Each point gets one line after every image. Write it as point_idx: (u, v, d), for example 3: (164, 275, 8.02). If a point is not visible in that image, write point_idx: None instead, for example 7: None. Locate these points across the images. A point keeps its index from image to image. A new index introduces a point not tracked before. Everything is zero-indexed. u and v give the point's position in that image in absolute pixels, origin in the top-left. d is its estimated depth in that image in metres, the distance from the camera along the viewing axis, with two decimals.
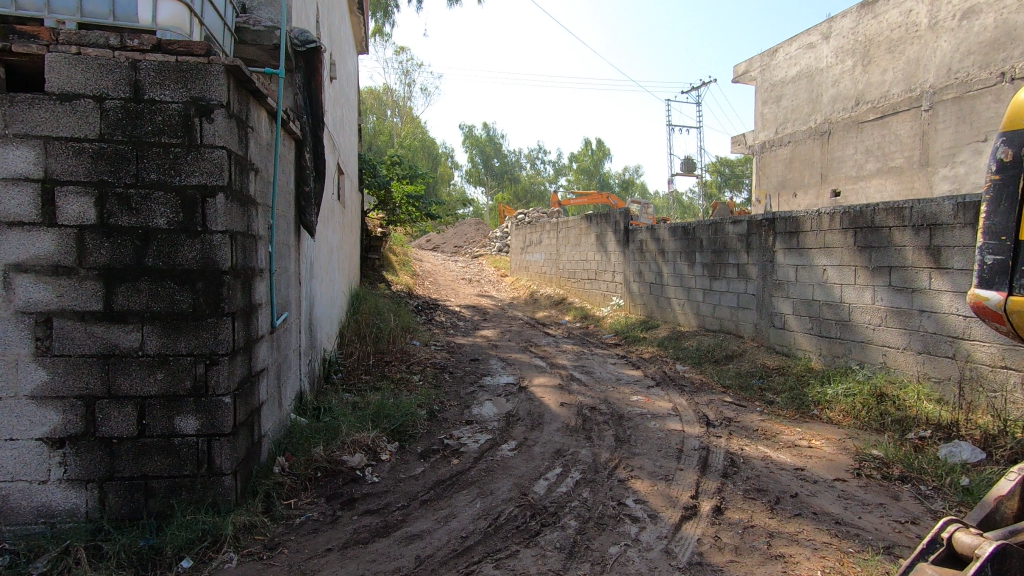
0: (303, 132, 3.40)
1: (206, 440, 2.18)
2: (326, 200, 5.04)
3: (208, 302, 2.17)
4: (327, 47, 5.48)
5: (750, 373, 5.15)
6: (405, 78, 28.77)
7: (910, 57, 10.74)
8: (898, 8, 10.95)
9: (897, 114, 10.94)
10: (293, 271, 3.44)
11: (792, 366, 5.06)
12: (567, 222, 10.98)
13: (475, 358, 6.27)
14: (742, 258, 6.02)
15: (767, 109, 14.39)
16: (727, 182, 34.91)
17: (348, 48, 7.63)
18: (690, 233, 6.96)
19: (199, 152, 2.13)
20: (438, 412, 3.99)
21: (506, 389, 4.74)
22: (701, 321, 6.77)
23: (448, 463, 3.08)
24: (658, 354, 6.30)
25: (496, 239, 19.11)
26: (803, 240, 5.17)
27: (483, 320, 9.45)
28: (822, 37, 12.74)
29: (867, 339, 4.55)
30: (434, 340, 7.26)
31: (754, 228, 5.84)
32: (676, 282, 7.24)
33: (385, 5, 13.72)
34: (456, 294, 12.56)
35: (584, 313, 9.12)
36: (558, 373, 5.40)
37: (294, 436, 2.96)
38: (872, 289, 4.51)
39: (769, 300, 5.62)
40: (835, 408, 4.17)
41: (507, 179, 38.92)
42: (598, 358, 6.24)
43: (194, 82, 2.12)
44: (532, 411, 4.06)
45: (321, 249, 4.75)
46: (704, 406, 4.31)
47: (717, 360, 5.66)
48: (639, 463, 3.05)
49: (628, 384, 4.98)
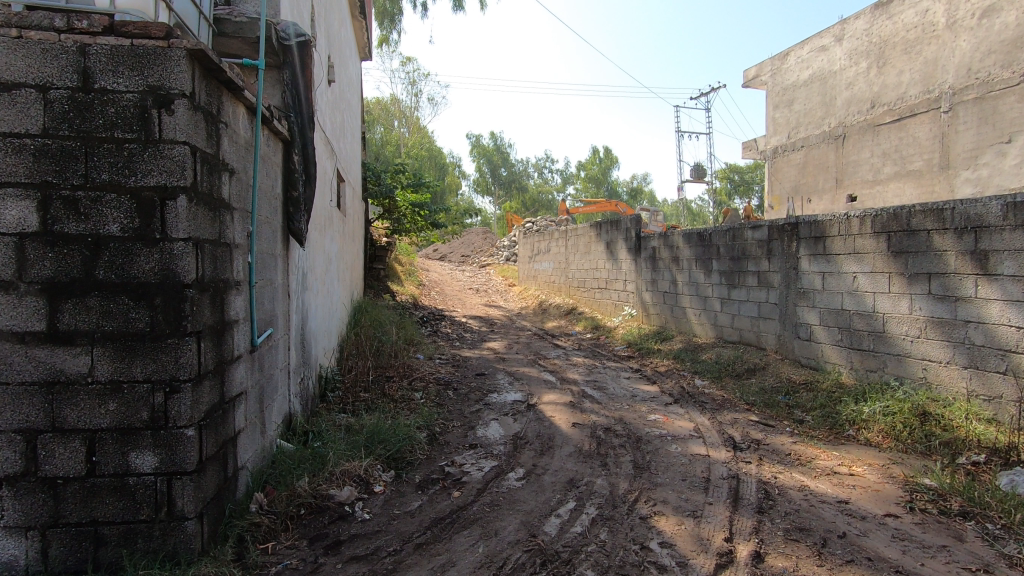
0: (290, 133, 3.16)
1: (165, 480, 1.89)
2: (322, 207, 4.78)
3: (168, 320, 1.88)
4: (325, 49, 5.25)
5: (775, 389, 4.80)
6: (411, 88, 28.75)
7: (927, 58, 10.40)
8: (914, 8, 10.61)
9: (915, 117, 10.57)
10: (281, 283, 3.17)
11: (821, 381, 4.70)
12: (576, 230, 10.68)
13: (482, 373, 5.96)
14: (763, 266, 5.69)
15: (778, 113, 14.05)
16: (737, 189, 34.57)
17: (348, 52, 7.42)
18: (707, 239, 6.63)
19: (157, 149, 1.86)
20: (439, 434, 3.69)
21: (513, 408, 4.43)
22: (719, 332, 6.43)
23: (448, 496, 2.77)
24: (674, 367, 5.96)
25: (503, 248, 18.86)
26: (830, 245, 4.83)
27: (490, 331, 9.15)
28: (835, 39, 12.42)
29: (904, 352, 4.19)
30: (439, 353, 6.96)
31: (775, 233, 5.51)
32: (691, 291, 6.91)
33: (390, 13, 13.58)
34: (463, 304, 12.28)
35: (595, 323, 8.80)
36: (568, 389, 5.08)
37: (277, 466, 2.67)
38: (909, 297, 4.16)
39: (793, 310, 5.28)
40: (873, 429, 3.81)
41: (514, 188, 38.77)
42: (610, 372, 5.91)
43: (152, 69, 1.85)
44: (542, 433, 3.74)
45: (316, 259, 4.49)
46: (729, 427, 3.97)
47: (738, 373, 5.32)
48: (663, 496, 2.71)
49: (645, 402, 4.64)
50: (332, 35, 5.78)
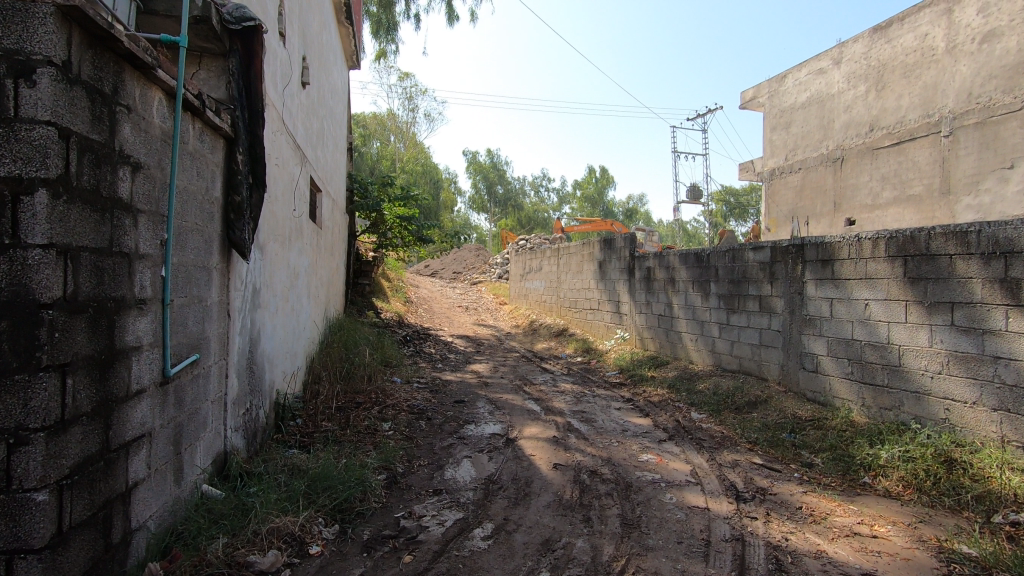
0: (233, 129, 2.76)
1: (4, 560, 1.44)
2: (286, 219, 4.35)
3: (15, 351, 1.45)
4: (297, 49, 4.88)
5: (778, 425, 4.38)
6: (409, 104, 28.62)
7: (927, 82, 10.19)
8: (913, 32, 10.43)
9: (915, 141, 10.33)
10: (218, 301, 2.75)
11: (830, 419, 4.28)
12: (569, 248, 10.32)
13: (461, 400, 5.50)
14: (765, 290, 5.30)
15: (776, 135, 13.83)
16: (732, 211, 34.51)
17: (332, 58, 7.09)
18: (704, 261, 6.24)
19: (12, 130, 1.45)
20: (401, 475, 3.24)
21: (490, 443, 3.97)
22: (717, 360, 6.02)
23: (398, 560, 2.32)
24: (668, 397, 5.53)
25: (496, 266, 18.50)
26: (839, 269, 4.45)
27: (477, 353, 8.69)
28: (833, 62, 12.25)
29: (922, 390, 3.79)
30: (418, 377, 6.50)
31: (778, 255, 5.13)
32: (688, 315, 6.51)
33: (386, 25, 13.35)
34: (451, 323, 11.80)
35: (586, 346, 8.37)
36: (553, 421, 4.62)
37: (189, 523, 2.21)
38: (929, 328, 3.77)
39: (798, 338, 4.88)
40: (892, 477, 3.38)
41: (510, 206, 38.60)
42: (600, 402, 5.46)
43: (8, 28, 1.44)
44: (519, 477, 3.29)
45: (276, 274, 4.06)
46: (729, 472, 3.52)
47: (738, 407, 4.88)
48: (654, 565, 2.28)
49: (637, 438, 4.19)
50: (309, 36, 5.43)
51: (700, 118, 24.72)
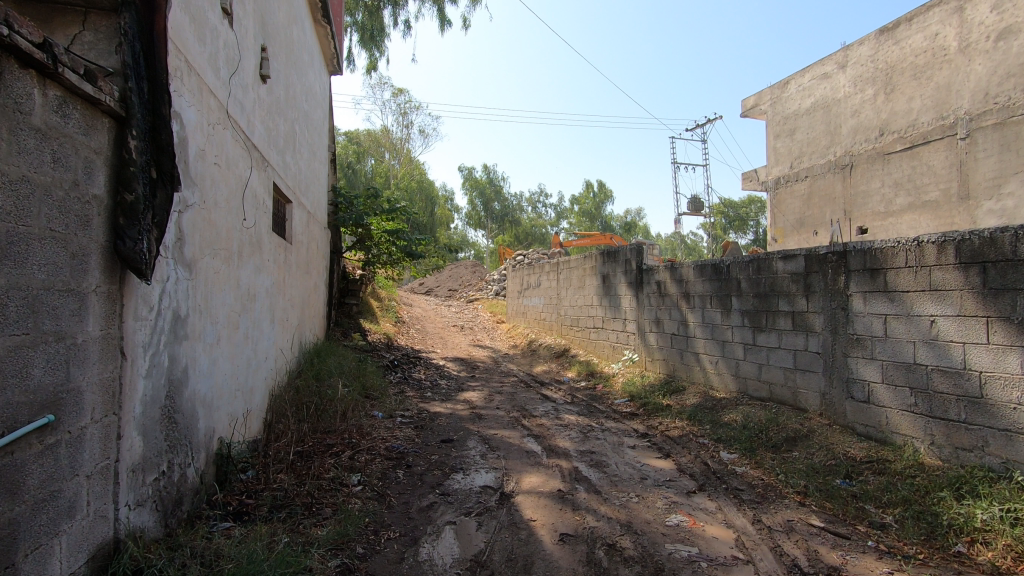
0: (124, 105, 2.06)
1: None
2: (234, 233, 3.62)
3: None
4: (252, 35, 4.20)
5: (830, 470, 3.64)
6: (403, 120, 28.13)
7: (939, 83, 9.59)
8: (922, 32, 9.85)
9: (929, 144, 9.69)
10: (101, 336, 2.02)
11: (892, 462, 3.54)
12: (569, 262, 9.64)
13: (449, 438, 4.75)
14: (800, 305, 4.59)
15: (779, 143, 13.23)
16: (731, 224, 34.03)
17: (307, 58, 6.45)
18: (723, 272, 5.53)
19: None
20: (359, 561, 2.48)
21: (481, 501, 3.22)
22: (742, 385, 5.28)
23: None
24: (689, 431, 4.77)
25: (494, 283, 17.83)
26: (894, 279, 3.75)
27: (471, 378, 7.93)
28: (837, 66, 11.66)
29: (1014, 428, 3.07)
30: (402, 410, 5.73)
31: (813, 264, 4.44)
32: (706, 333, 5.79)
33: (371, 35, 12.84)
34: (444, 344, 11.04)
35: (590, 369, 7.63)
36: (556, 467, 3.84)
37: None
38: (1021, 352, 3.06)
39: (842, 361, 4.17)
40: (995, 546, 2.63)
41: (507, 221, 38.13)
42: (610, 439, 4.68)
43: None
44: (514, 558, 2.53)
45: (217, 298, 3.33)
46: (784, 541, 2.75)
47: (775, 445, 4.12)
48: None
49: (660, 490, 3.42)
50: (271, 26, 4.79)
51: (700, 129, 24.23)
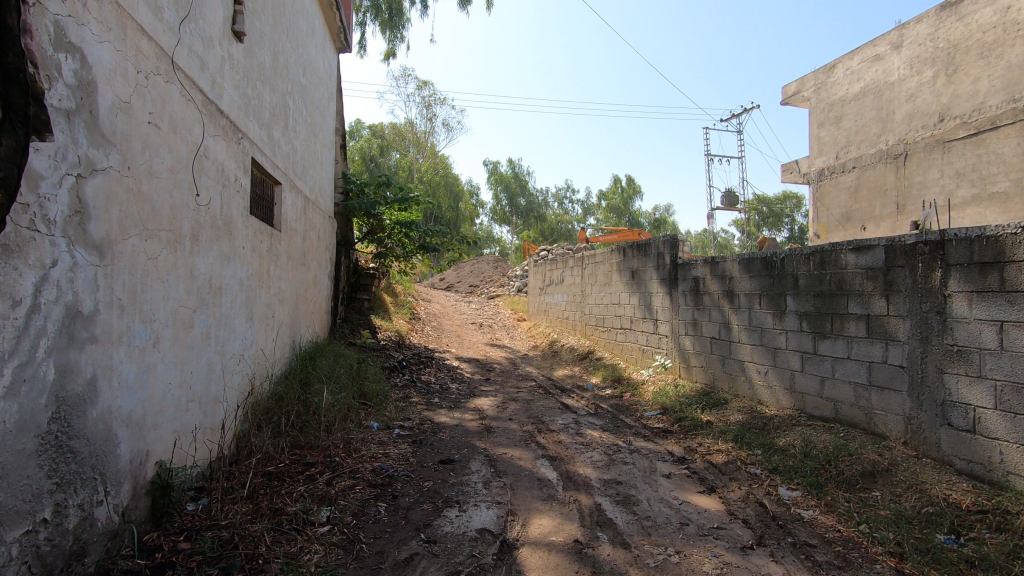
0: None
1: None
2: (182, 210, 2.96)
3: None
4: None
5: (929, 520, 2.81)
6: (426, 112, 27.55)
7: (1011, 62, 8.37)
8: (992, 5, 8.66)
9: (998, 130, 8.52)
10: None
11: (1015, 516, 2.69)
12: (593, 257, 8.87)
13: (450, 458, 4.05)
14: (877, 307, 3.74)
15: (824, 131, 12.18)
16: (765, 220, 32.51)
17: (303, 26, 5.81)
18: (776, 267, 4.69)
19: None
20: None
21: (474, 553, 2.52)
22: (799, 402, 4.45)
23: None
24: (737, 456, 3.97)
25: (517, 279, 17.18)
26: (1017, 276, 2.92)
27: (484, 381, 7.26)
28: (891, 47, 10.54)
29: None
30: (402, 421, 5.06)
31: (894, 257, 3.61)
32: (754, 337, 4.97)
33: (390, 22, 12.24)
34: (460, 343, 10.38)
35: (615, 374, 6.87)
36: (574, 504, 3.11)
37: None
38: None
39: (936, 378, 3.32)
40: None
41: (532, 217, 37.37)
42: (641, 464, 3.93)
43: None
44: None
45: (153, 289, 2.67)
46: None
47: (849, 481, 3.30)
48: None
49: (707, 544, 2.65)
50: None
51: (735, 119, 23.03)
